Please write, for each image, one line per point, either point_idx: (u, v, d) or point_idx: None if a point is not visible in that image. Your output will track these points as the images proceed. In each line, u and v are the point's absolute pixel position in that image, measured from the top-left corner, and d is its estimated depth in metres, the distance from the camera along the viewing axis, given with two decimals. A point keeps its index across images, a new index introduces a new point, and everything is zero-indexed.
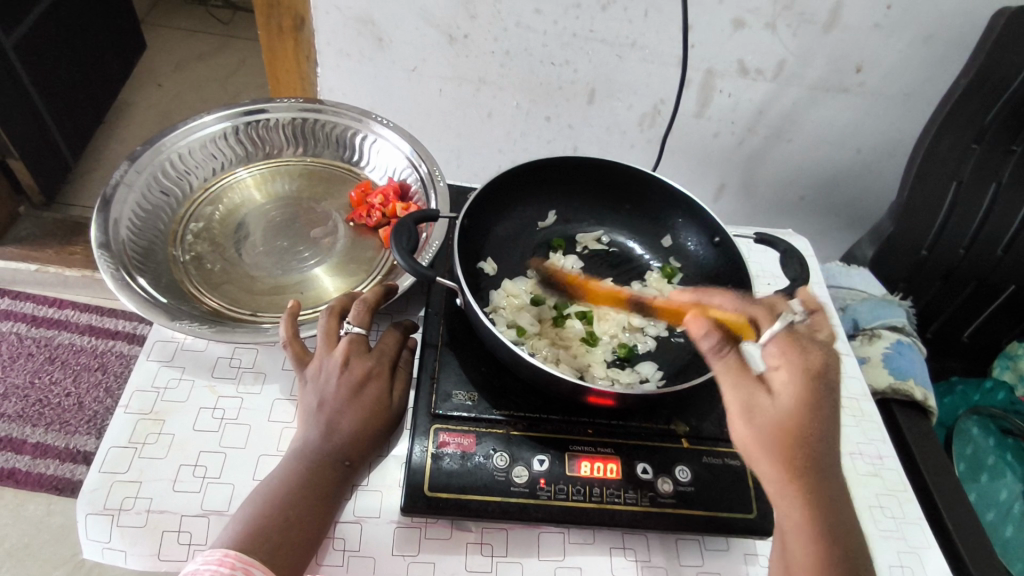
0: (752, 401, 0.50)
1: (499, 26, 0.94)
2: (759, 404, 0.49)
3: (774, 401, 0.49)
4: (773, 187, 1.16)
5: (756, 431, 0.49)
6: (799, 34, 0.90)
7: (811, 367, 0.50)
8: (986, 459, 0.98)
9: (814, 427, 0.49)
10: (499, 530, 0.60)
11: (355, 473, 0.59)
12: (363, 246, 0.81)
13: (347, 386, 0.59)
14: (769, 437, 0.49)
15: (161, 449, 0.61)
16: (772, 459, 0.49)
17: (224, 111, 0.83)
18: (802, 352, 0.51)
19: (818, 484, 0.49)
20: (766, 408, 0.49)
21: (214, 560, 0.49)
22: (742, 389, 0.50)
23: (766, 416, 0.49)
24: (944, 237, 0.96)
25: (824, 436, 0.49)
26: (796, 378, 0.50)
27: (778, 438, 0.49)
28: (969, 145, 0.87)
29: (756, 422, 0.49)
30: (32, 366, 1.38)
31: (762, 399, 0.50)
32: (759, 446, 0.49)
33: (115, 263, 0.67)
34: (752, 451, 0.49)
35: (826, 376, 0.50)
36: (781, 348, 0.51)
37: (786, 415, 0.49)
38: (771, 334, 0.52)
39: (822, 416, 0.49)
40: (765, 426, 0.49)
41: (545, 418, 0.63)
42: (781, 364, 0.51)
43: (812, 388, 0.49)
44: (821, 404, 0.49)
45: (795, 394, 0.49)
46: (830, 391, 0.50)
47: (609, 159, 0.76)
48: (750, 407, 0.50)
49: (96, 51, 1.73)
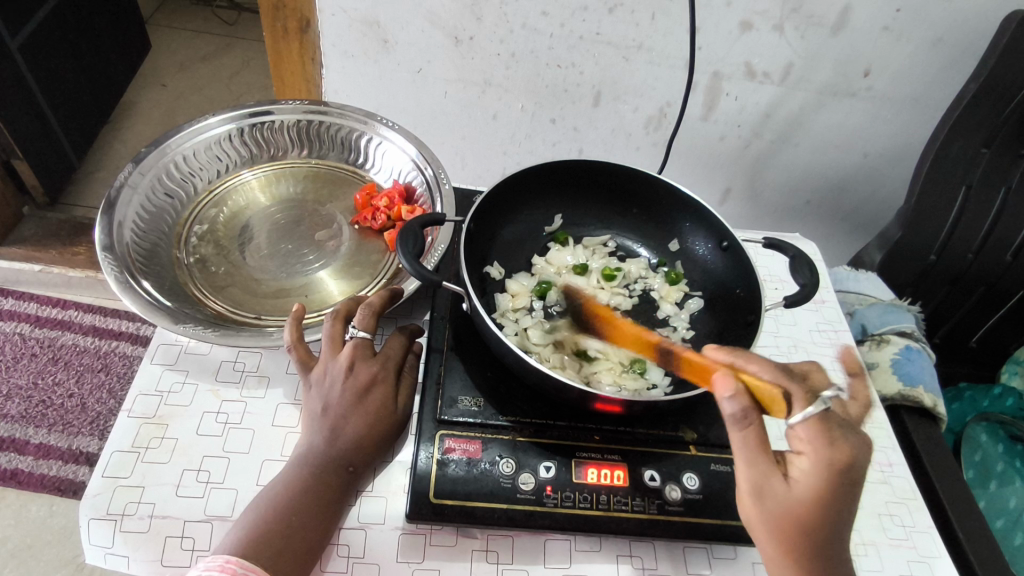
0: (765, 483, 0.49)
1: (505, 29, 0.94)
2: (772, 488, 0.49)
3: (788, 488, 0.49)
4: (780, 190, 1.15)
5: (764, 514, 0.49)
6: (808, 36, 0.89)
7: (837, 462, 0.48)
8: (994, 466, 0.97)
9: (826, 519, 0.48)
10: (504, 537, 0.60)
11: (359, 478, 0.58)
12: (368, 250, 0.80)
13: (351, 391, 0.59)
14: (779, 521, 0.49)
15: (164, 453, 0.60)
16: (778, 546, 0.49)
17: (230, 112, 0.82)
18: (834, 443, 0.48)
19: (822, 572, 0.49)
20: (779, 494, 0.49)
21: (216, 566, 0.49)
22: (757, 470, 0.49)
23: (776, 502, 0.48)
24: (953, 243, 0.95)
25: (836, 525, 0.49)
26: (820, 471, 0.48)
27: (787, 526, 0.48)
28: (980, 149, 0.87)
29: (766, 505, 0.49)
30: (35, 367, 1.38)
31: (776, 485, 0.49)
32: (767, 530, 0.49)
33: (119, 266, 0.67)
34: (759, 529, 0.50)
35: (851, 472, 0.48)
36: (811, 434, 0.49)
37: (799, 504, 0.48)
38: (803, 417, 0.49)
39: (836, 510, 0.48)
40: (775, 511, 0.49)
41: (551, 424, 0.62)
42: (805, 451, 0.49)
43: (832, 481, 0.48)
44: (839, 497, 0.48)
45: (811, 487, 0.48)
46: (851, 487, 0.48)
47: (617, 163, 0.75)
48: (761, 487, 0.49)
49: (101, 51, 1.72)
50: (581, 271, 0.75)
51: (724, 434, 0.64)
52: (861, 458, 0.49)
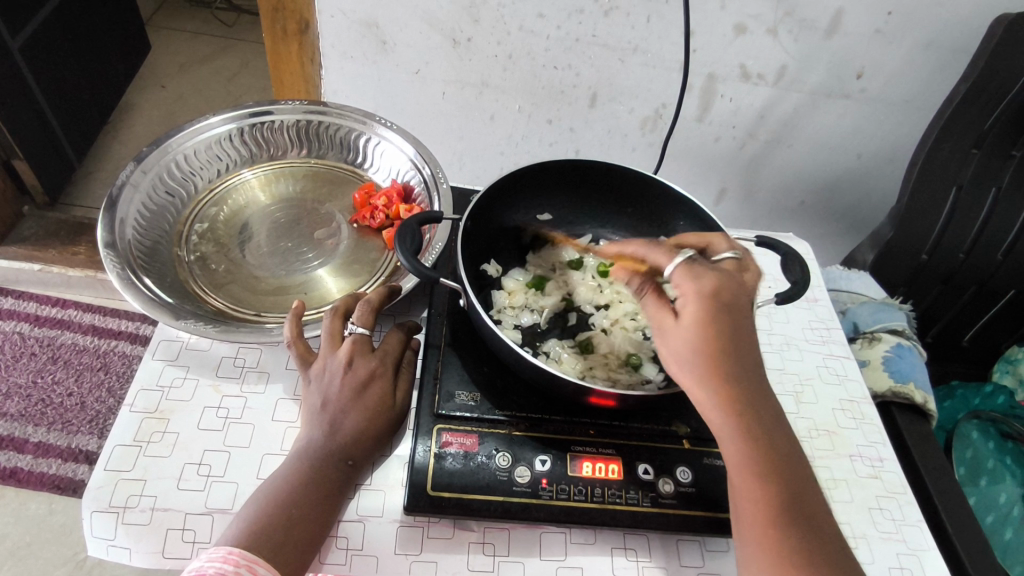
0: (660, 322, 0.53)
1: (502, 31, 0.95)
2: (667, 325, 0.53)
3: (677, 321, 0.52)
4: (774, 191, 1.17)
5: (671, 352, 0.52)
6: (801, 39, 0.91)
7: (707, 290, 0.52)
8: (986, 463, 0.98)
9: (725, 343, 0.51)
10: (501, 530, 0.61)
11: (358, 472, 0.59)
12: (367, 248, 0.81)
13: (350, 385, 0.60)
14: (679, 349, 0.51)
15: (166, 447, 0.61)
16: (698, 382, 0.51)
17: (231, 111, 0.83)
18: (700, 278, 0.53)
19: (745, 406, 0.51)
20: (672, 327, 0.52)
21: (218, 558, 0.50)
22: (654, 318, 0.54)
23: (670, 333, 0.52)
24: (944, 242, 0.96)
25: (739, 352, 0.51)
26: (695, 301, 0.52)
27: (692, 356, 0.51)
28: (969, 150, 0.88)
29: (666, 340, 0.52)
30: (35, 365, 1.39)
31: (669, 321, 0.53)
32: (679, 367, 0.51)
33: (121, 263, 0.68)
34: (670, 360, 0.52)
35: (722, 296, 0.52)
36: (682, 274, 0.54)
37: (689, 334, 0.51)
38: (672, 265, 0.55)
39: (728, 335, 0.51)
40: (673, 341, 0.52)
41: (547, 419, 0.63)
42: (682, 289, 0.53)
43: (709, 303, 0.52)
44: (722, 317, 0.51)
45: (695, 314, 0.51)
46: (729, 312, 0.52)
47: (612, 162, 0.76)
48: (660, 328, 0.53)
49: (101, 52, 1.73)
50: (575, 267, 0.78)
51: None
52: (730, 287, 0.53)
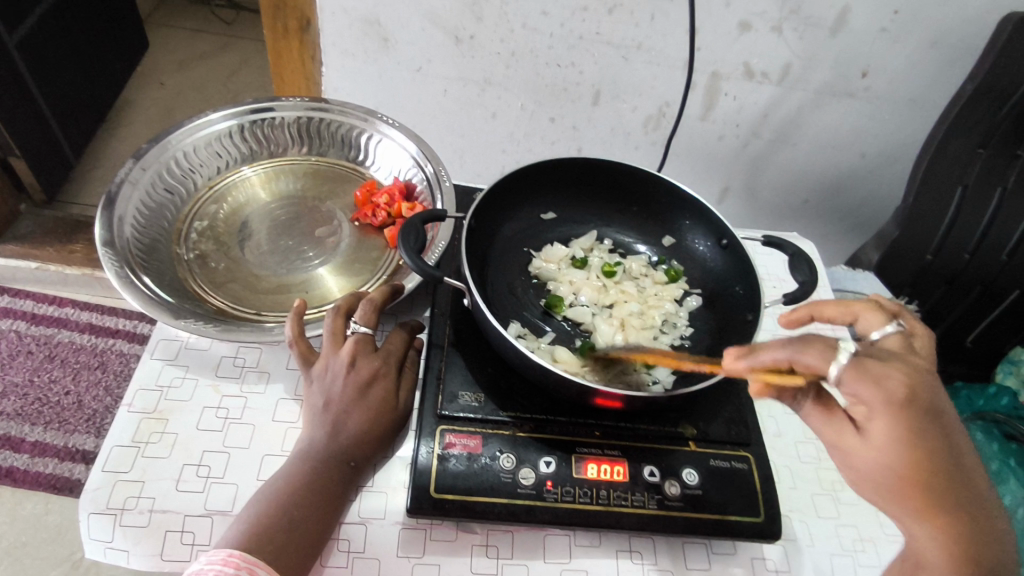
0: (842, 439, 0.47)
1: (505, 28, 0.94)
2: (851, 443, 0.46)
3: (865, 440, 0.45)
4: (777, 191, 1.16)
5: (863, 474, 0.47)
6: (806, 38, 0.90)
7: (896, 395, 0.42)
8: (989, 465, 0.97)
9: (933, 466, 0.43)
10: (504, 532, 0.60)
11: (361, 474, 0.58)
12: (368, 246, 0.80)
13: (352, 386, 0.59)
14: (873, 471, 0.45)
15: (164, 448, 0.60)
16: (902, 510, 0.46)
17: (232, 108, 0.82)
18: (882, 380, 0.42)
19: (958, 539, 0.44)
20: (859, 446, 0.46)
21: (218, 560, 0.49)
22: (834, 431, 0.48)
23: (858, 452, 0.46)
24: (949, 243, 0.96)
25: (950, 471, 0.44)
26: (882, 415, 0.43)
27: (886, 478, 0.45)
28: (975, 150, 0.87)
29: (852, 459, 0.47)
30: (32, 364, 1.38)
31: (851, 436, 0.47)
32: (875, 489, 0.46)
33: (120, 260, 0.67)
34: (861, 479, 0.47)
35: (918, 400, 0.43)
36: (853, 378, 0.42)
37: (887, 457, 0.44)
38: (838, 368, 0.42)
39: (935, 452, 0.43)
40: (862, 462, 0.46)
41: (551, 419, 0.62)
42: (860, 401, 0.44)
43: (907, 419, 0.42)
44: (923, 432, 0.43)
45: (886, 432, 0.43)
46: (931, 419, 0.43)
47: (616, 161, 0.76)
48: (843, 444, 0.47)
49: (98, 48, 1.72)
50: (579, 265, 0.75)
51: (723, 430, 0.64)
52: (922, 381, 0.43)
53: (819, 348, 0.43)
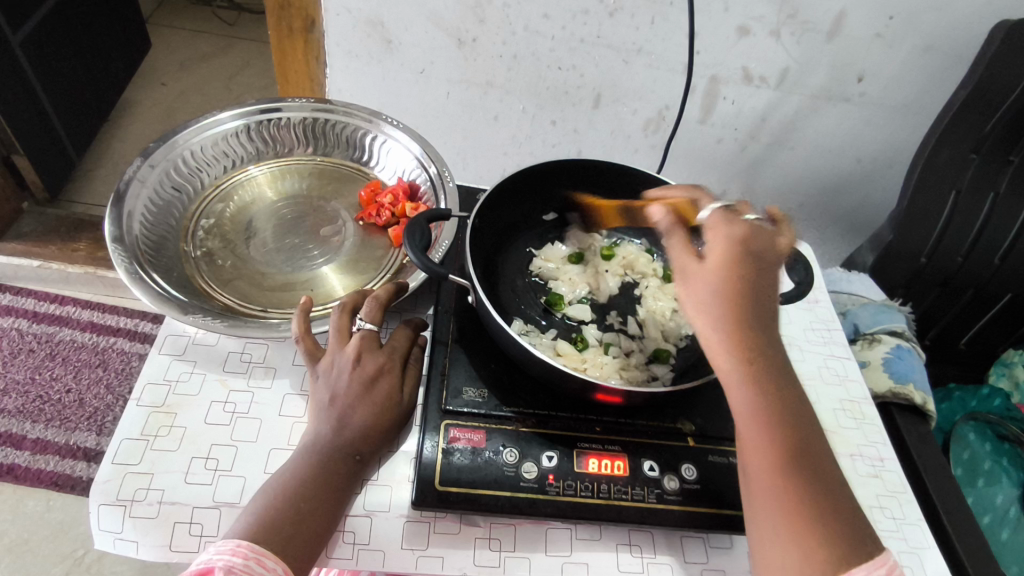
0: (684, 269, 0.51)
1: (507, 31, 0.96)
2: (690, 270, 0.51)
3: (704, 267, 0.50)
4: (774, 194, 1.18)
5: (689, 298, 0.51)
6: (802, 42, 0.92)
7: (738, 237, 0.51)
8: (982, 465, 0.99)
9: (746, 292, 0.49)
10: (507, 525, 0.61)
11: (365, 467, 0.59)
12: (372, 245, 0.81)
13: (358, 380, 0.60)
14: (701, 296, 0.50)
15: (173, 441, 0.61)
16: (714, 331, 0.49)
17: (240, 108, 0.83)
18: (731, 225, 0.52)
19: (760, 361, 0.49)
20: (697, 273, 0.50)
21: (226, 550, 0.50)
22: (676, 258, 0.52)
23: (694, 280, 0.51)
24: (943, 246, 0.97)
25: (758, 301, 0.50)
26: (723, 243, 0.51)
27: (714, 300, 0.49)
28: (968, 155, 0.89)
29: (688, 287, 0.51)
30: (33, 362, 1.39)
31: (693, 266, 0.51)
32: (700, 315, 0.50)
33: (129, 257, 0.68)
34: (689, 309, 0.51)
35: (749, 245, 0.51)
36: (717, 219, 0.53)
37: (714, 279, 0.49)
38: (709, 211, 0.54)
39: (752, 282, 0.50)
40: (693, 288, 0.50)
41: (554, 415, 0.64)
42: (713, 234, 0.52)
43: (738, 251, 0.50)
44: (747, 266, 0.50)
45: (722, 257, 0.50)
46: (755, 258, 0.50)
47: (617, 162, 0.77)
48: (683, 272, 0.51)
49: (101, 48, 1.73)
50: (576, 261, 0.77)
51: (722, 426, 0.65)
52: (762, 238, 0.52)
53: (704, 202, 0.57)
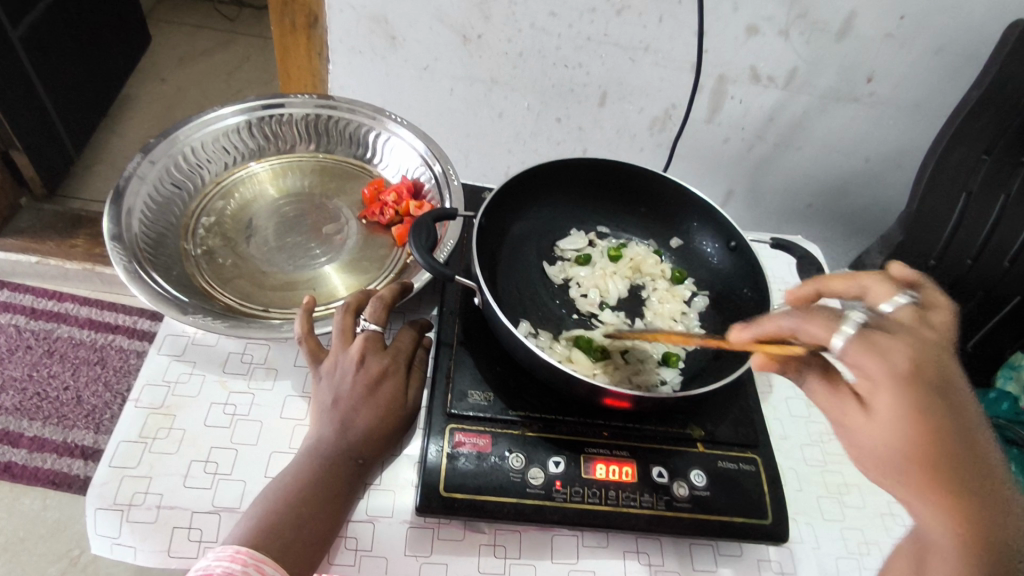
0: (846, 417, 0.45)
1: (513, 28, 0.94)
2: (856, 421, 0.45)
3: (870, 416, 0.44)
4: (781, 195, 1.16)
5: (865, 452, 0.44)
6: (812, 42, 0.90)
7: (899, 368, 0.42)
8: None
9: (938, 439, 0.41)
10: (512, 532, 0.60)
11: (368, 472, 0.58)
12: (375, 244, 0.80)
13: (362, 383, 0.59)
14: (878, 451, 0.43)
15: (172, 444, 0.60)
16: (907, 486, 0.42)
17: (242, 104, 0.82)
18: (887, 352, 0.42)
19: (978, 521, 0.40)
20: (863, 422, 0.44)
21: (225, 557, 0.49)
22: (830, 406, 0.47)
23: (863, 432, 0.44)
24: (952, 248, 0.96)
25: (961, 444, 0.41)
26: (885, 391, 0.42)
27: (894, 454, 0.42)
28: (980, 157, 0.88)
29: (860, 439, 0.44)
30: (30, 359, 1.37)
31: (857, 414, 0.45)
32: (881, 470, 0.44)
33: (128, 255, 0.67)
34: (869, 458, 0.44)
35: (923, 375, 0.41)
36: (859, 351, 0.42)
37: (891, 434, 0.42)
38: (843, 339, 0.42)
39: (942, 424, 0.41)
40: (866, 441, 0.44)
41: (560, 419, 0.62)
42: (867, 375, 0.42)
43: (915, 391, 0.41)
44: (929, 406, 0.41)
45: (891, 409, 0.42)
46: (937, 392, 0.41)
47: (625, 161, 0.76)
48: (845, 417, 0.46)
49: (100, 42, 1.71)
50: (585, 263, 0.75)
51: (731, 432, 0.64)
52: (926, 357, 0.42)
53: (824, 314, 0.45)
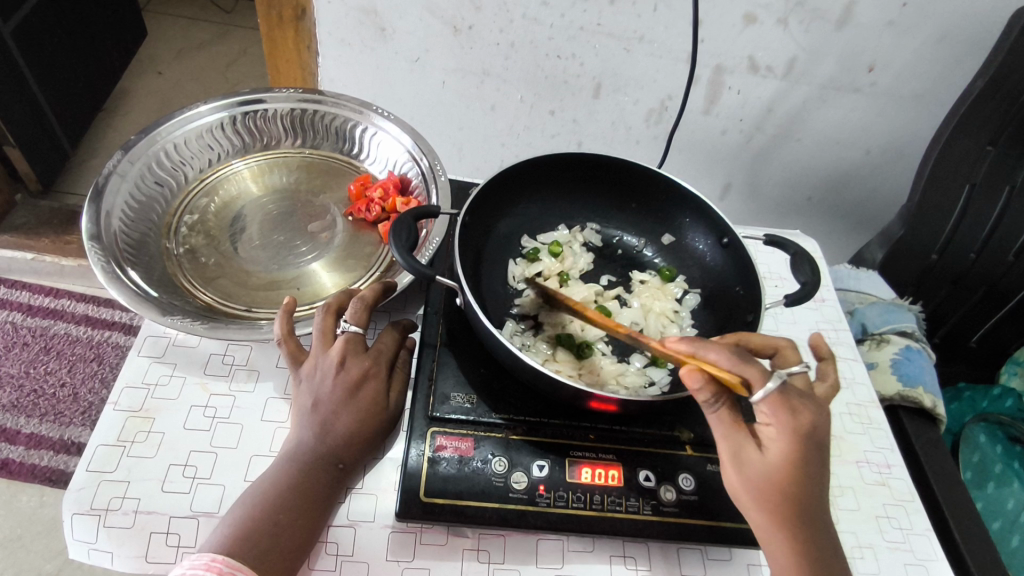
0: (739, 452, 0.50)
1: (504, 18, 0.92)
2: (748, 457, 0.50)
3: (763, 455, 0.49)
4: (780, 187, 1.14)
5: (747, 485, 0.50)
6: (812, 30, 0.88)
7: (802, 426, 0.49)
8: (992, 468, 0.95)
9: (802, 486, 0.49)
10: (496, 536, 0.59)
11: (348, 476, 0.57)
12: (362, 242, 0.79)
13: (342, 386, 0.58)
14: (759, 487, 0.49)
15: (150, 448, 0.59)
16: (768, 520, 0.49)
17: (222, 99, 0.80)
18: (796, 411, 0.49)
19: (813, 554, 0.49)
20: (756, 461, 0.49)
21: (201, 565, 0.48)
22: (731, 441, 0.50)
23: (754, 469, 0.49)
24: (955, 242, 0.94)
25: (815, 492, 0.50)
26: (787, 438, 0.49)
27: (773, 492, 0.49)
28: (984, 147, 0.85)
29: (745, 474, 0.50)
30: (27, 356, 1.37)
31: (751, 452, 0.50)
32: (755, 504, 0.50)
33: (106, 255, 0.65)
34: (742, 495, 0.50)
35: (816, 435, 0.49)
36: (772, 406, 0.49)
37: (775, 472, 0.49)
38: (765, 394, 0.48)
39: (811, 475, 0.49)
40: (752, 478, 0.49)
41: (545, 422, 0.61)
42: (771, 422, 0.49)
43: (801, 444, 0.49)
44: (808, 460, 0.49)
45: (783, 452, 0.49)
46: (818, 450, 0.49)
47: (615, 157, 0.73)
48: (738, 455, 0.50)
49: (94, 36, 1.69)
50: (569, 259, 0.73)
51: None
52: (822, 422, 0.50)
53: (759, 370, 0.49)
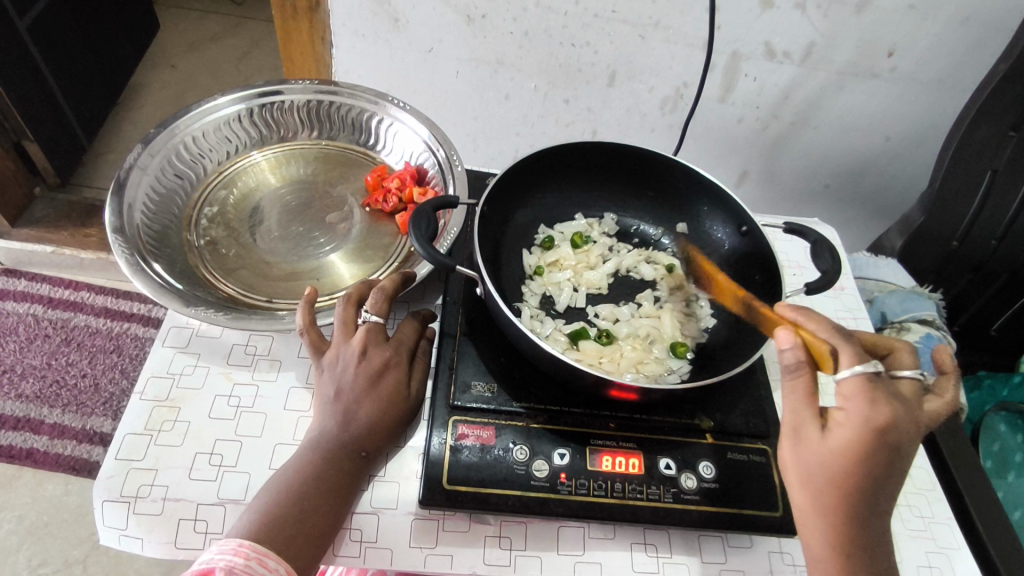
0: (800, 428, 0.49)
1: (518, 7, 0.91)
2: (808, 434, 0.49)
3: (824, 439, 0.48)
4: (797, 175, 1.13)
5: (800, 464, 0.49)
6: (830, 15, 0.87)
7: (877, 422, 0.46)
8: (1014, 457, 0.95)
9: (862, 482, 0.47)
10: (517, 524, 0.59)
11: (372, 464, 0.58)
12: (379, 232, 0.79)
13: (364, 374, 0.58)
14: (811, 472, 0.48)
15: (177, 436, 0.60)
16: (815, 509, 0.49)
17: (240, 92, 0.81)
18: (876, 404, 0.47)
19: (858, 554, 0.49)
20: (815, 443, 0.48)
21: (229, 550, 0.49)
22: (794, 416, 0.50)
23: (811, 453, 0.48)
24: (977, 227, 0.92)
25: (874, 493, 0.48)
26: (854, 427, 0.47)
27: (826, 481, 0.48)
28: (1006, 133, 0.83)
29: (801, 452, 0.49)
30: (49, 347, 1.39)
31: (813, 432, 0.48)
32: (804, 487, 0.49)
33: (130, 247, 0.66)
34: (793, 474, 0.50)
35: (889, 434, 0.47)
36: (853, 388, 0.47)
37: (830, 461, 0.47)
38: (849, 372, 0.47)
39: (876, 473, 0.47)
40: (808, 460, 0.49)
41: (566, 411, 0.61)
42: (845, 406, 0.48)
43: (870, 439, 0.46)
44: (875, 459, 0.47)
45: (847, 444, 0.47)
46: (890, 451, 0.47)
47: (634, 144, 0.73)
48: (798, 431, 0.49)
49: (108, 31, 1.70)
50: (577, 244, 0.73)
51: (741, 422, 0.63)
52: (901, 425, 0.47)
53: (853, 352, 0.48)
